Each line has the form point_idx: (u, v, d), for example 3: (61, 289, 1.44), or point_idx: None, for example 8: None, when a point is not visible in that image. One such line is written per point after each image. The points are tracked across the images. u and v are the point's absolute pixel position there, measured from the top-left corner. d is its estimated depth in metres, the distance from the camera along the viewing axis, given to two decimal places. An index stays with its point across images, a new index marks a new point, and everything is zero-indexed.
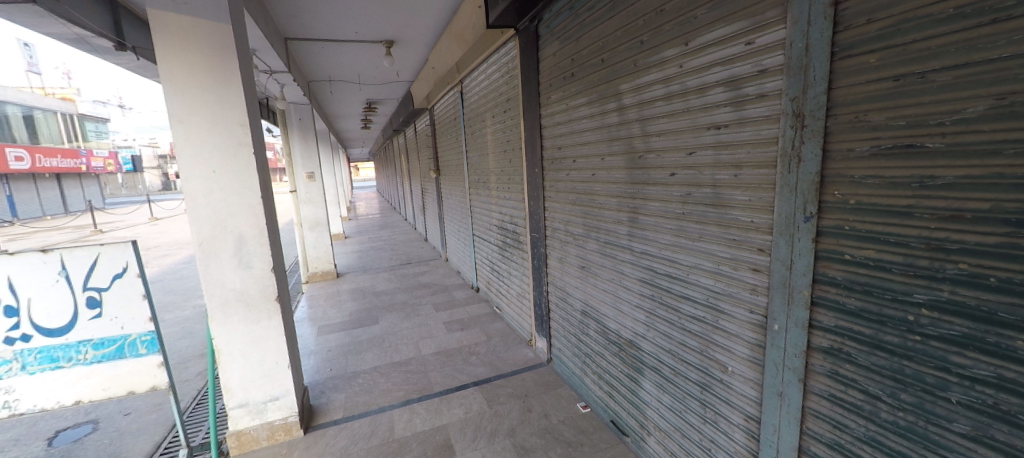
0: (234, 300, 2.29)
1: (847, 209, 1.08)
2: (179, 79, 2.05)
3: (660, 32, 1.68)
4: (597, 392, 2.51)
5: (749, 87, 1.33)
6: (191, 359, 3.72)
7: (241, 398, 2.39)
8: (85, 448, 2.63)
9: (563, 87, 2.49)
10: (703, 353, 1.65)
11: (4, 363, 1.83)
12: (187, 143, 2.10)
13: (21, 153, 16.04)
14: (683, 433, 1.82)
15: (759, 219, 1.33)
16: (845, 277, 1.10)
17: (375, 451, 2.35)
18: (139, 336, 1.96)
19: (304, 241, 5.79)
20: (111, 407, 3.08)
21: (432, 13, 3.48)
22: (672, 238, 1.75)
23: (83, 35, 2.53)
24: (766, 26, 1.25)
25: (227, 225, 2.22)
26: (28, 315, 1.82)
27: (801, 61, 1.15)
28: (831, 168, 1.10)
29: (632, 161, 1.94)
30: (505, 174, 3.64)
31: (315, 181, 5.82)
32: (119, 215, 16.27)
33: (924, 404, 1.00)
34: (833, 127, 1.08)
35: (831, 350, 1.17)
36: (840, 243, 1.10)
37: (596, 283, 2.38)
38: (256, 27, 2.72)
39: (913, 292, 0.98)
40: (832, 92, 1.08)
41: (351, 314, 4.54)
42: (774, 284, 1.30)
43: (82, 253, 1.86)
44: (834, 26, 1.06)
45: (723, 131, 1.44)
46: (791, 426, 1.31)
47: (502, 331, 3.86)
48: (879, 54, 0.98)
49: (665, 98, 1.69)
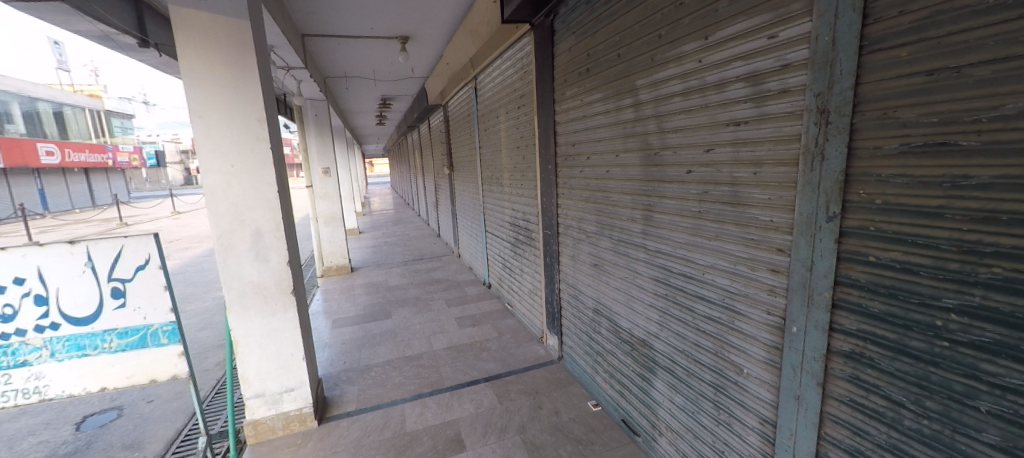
0: (252, 292, 2.33)
1: (873, 210, 1.04)
2: (199, 75, 2.09)
3: (679, 27, 1.65)
4: (608, 390, 2.49)
5: (770, 82, 1.29)
6: (211, 349, 3.82)
7: (258, 388, 2.44)
8: (110, 433, 2.71)
9: (578, 82, 2.46)
10: (717, 355, 1.62)
11: (35, 350, 1.89)
12: (207, 138, 2.14)
13: (52, 148, 16.63)
14: (695, 434, 1.79)
15: (779, 218, 1.29)
16: (869, 280, 1.07)
17: (388, 443, 2.38)
18: (160, 326, 2.01)
19: (320, 236, 5.86)
20: (135, 394, 3.18)
21: (448, 8, 3.47)
22: (687, 238, 1.72)
23: (108, 32, 2.59)
24: (791, 19, 1.20)
25: (245, 219, 2.26)
26: (57, 304, 1.88)
27: (826, 55, 1.10)
28: (856, 167, 1.06)
29: (648, 158, 1.91)
30: (518, 170, 3.63)
31: (331, 177, 5.92)
32: (144, 208, 16.75)
33: (950, 412, 0.96)
34: (861, 123, 1.04)
35: (852, 355, 1.13)
36: (864, 244, 1.07)
37: (608, 281, 2.36)
38: (274, 23, 2.75)
39: (942, 297, 0.94)
40: (859, 88, 1.03)
41: (365, 308, 4.60)
42: (793, 285, 1.27)
43: (107, 245, 1.91)
44: (863, 18, 1.02)
45: (742, 128, 1.40)
46: (808, 431, 1.28)
47: (513, 328, 3.87)
48: (911, 48, 0.94)
49: (682, 93, 1.65)
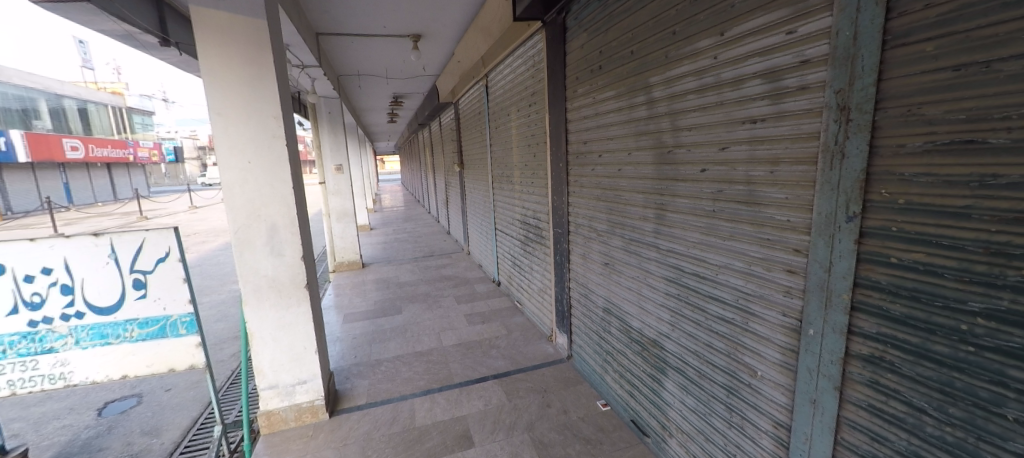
0: (267, 286, 2.37)
1: (895, 210, 1.01)
2: (218, 74, 2.12)
3: (694, 23, 1.61)
4: (617, 390, 2.47)
5: (788, 78, 1.25)
6: (226, 340, 3.90)
7: (271, 379, 2.48)
8: (130, 420, 2.78)
9: (590, 80, 2.44)
10: (731, 356, 1.60)
11: (61, 338, 1.95)
12: (224, 135, 2.17)
13: (77, 144, 17.07)
14: (707, 436, 1.77)
15: (797, 218, 1.27)
16: (891, 282, 1.04)
17: (397, 438, 2.39)
18: (179, 317, 2.05)
19: (332, 231, 5.93)
20: (153, 382, 3.26)
21: (460, 6, 3.45)
22: (700, 237, 1.69)
23: (130, 31, 2.64)
24: (811, 14, 1.17)
25: (260, 214, 2.29)
26: (81, 293, 1.93)
27: (848, 50, 1.07)
28: (878, 166, 1.03)
29: (660, 156, 1.89)
30: (529, 168, 3.61)
31: (343, 174, 5.97)
32: (163, 203, 17.20)
33: (975, 420, 0.93)
34: (883, 121, 1.01)
35: (871, 358, 1.10)
36: (887, 245, 1.03)
37: (619, 280, 2.34)
38: (290, 21, 2.78)
39: (967, 300, 0.91)
40: (881, 84, 1.00)
41: (375, 303, 4.64)
42: (810, 286, 1.24)
43: (130, 237, 1.96)
44: (887, 12, 0.98)
45: (759, 126, 1.37)
46: (824, 436, 1.25)
47: (522, 325, 3.86)
48: (937, 42, 0.92)
49: (697, 91, 1.63)
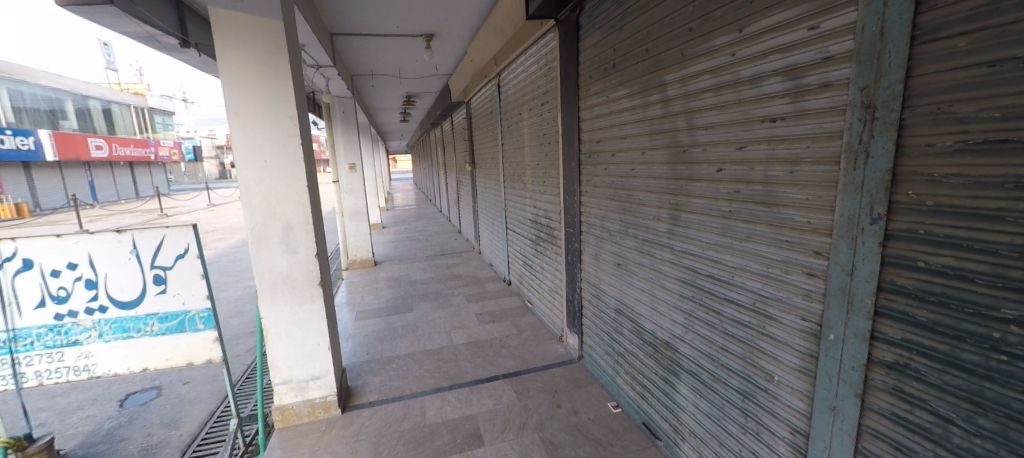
0: (281, 283, 2.40)
1: (922, 211, 0.97)
2: (235, 73, 2.15)
3: (711, 20, 1.58)
4: (629, 392, 2.44)
5: (810, 76, 1.22)
6: (243, 336, 3.97)
7: (285, 374, 2.51)
8: (150, 411, 2.85)
9: (604, 79, 2.41)
10: (747, 360, 1.56)
11: (85, 331, 2.00)
12: (241, 134, 2.21)
13: (102, 143, 17.55)
14: (720, 441, 1.74)
15: (818, 219, 1.23)
16: (918, 287, 1.00)
17: (407, 435, 2.40)
18: (197, 312, 2.08)
19: (345, 229, 5.99)
20: (173, 375, 3.33)
21: (474, 5, 3.45)
22: (716, 238, 1.66)
23: (152, 33, 2.70)
24: (833, 9, 1.14)
25: (275, 212, 2.32)
26: (104, 288, 1.98)
27: (874, 46, 1.03)
28: (905, 166, 0.99)
29: (675, 156, 1.85)
30: (541, 167, 3.59)
31: (357, 173, 6.03)
32: (183, 201, 17.59)
33: (1007, 432, 0.88)
34: (910, 119, 0.97)
35: (895, 365, 1.06)
36: (913, 248, 1.00)
37: (632, 281, 2.31)
38: (305, 22, 2.81)
39: (1000, 307, 0.87)
40: (909, 81, 0.97)
41: (387, 301, 4.68)
42: (831, 290, 1.20)
43: (150, 234, 2.00)
44: (916, 6, 0.94)
45: (779, 125, 1.33)
46: (845, 444, 1.21)
47: (533, 325, 3.84)
48: (970, 37, 0.88)
49: (714, 89, 1.60)
